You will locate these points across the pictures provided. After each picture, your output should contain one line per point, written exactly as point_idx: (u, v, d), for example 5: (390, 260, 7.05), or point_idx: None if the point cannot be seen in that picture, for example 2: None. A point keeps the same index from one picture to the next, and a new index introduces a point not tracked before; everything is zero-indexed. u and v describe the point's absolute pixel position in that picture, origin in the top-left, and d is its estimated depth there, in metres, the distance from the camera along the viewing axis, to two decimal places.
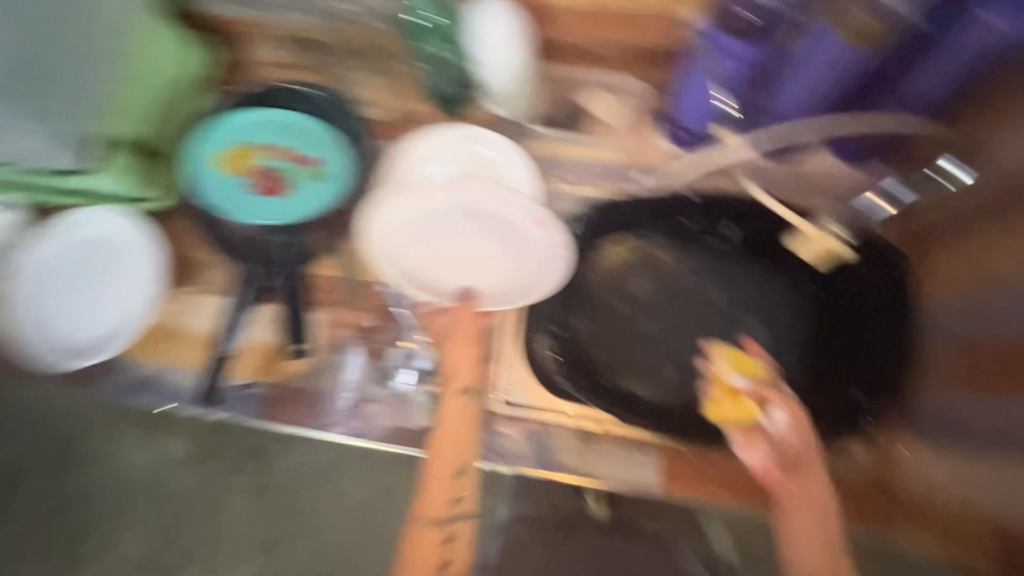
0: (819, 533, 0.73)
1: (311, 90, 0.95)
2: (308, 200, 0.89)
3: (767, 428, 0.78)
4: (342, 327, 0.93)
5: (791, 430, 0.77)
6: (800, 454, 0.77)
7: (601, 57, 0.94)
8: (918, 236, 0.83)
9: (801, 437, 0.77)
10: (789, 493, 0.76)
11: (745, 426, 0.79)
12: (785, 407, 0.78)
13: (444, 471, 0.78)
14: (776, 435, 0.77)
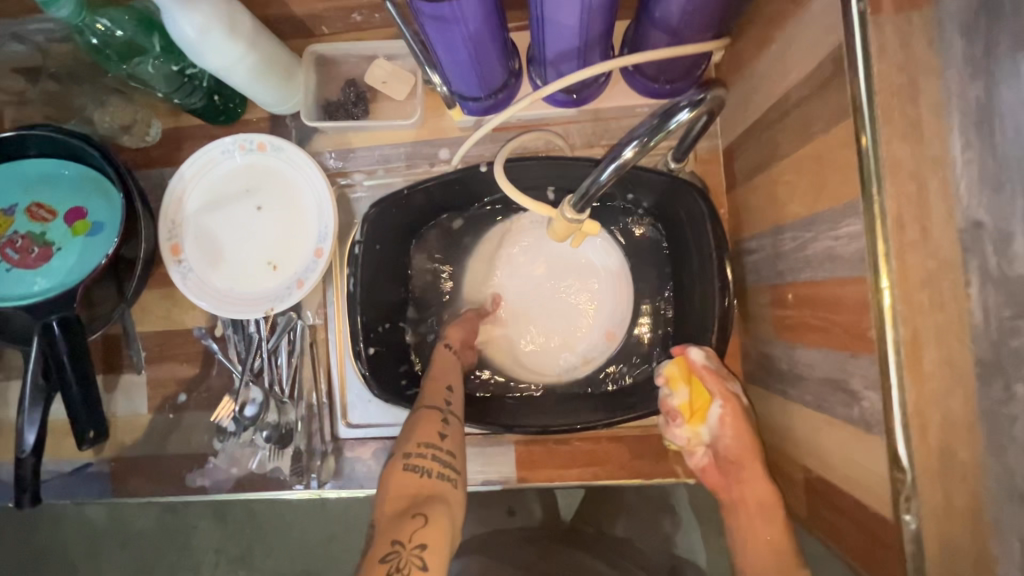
0: (770, 545, 0.63)
1: (28, 131, 0.77)
2: (76, 261, 0.81)
3: (709, 429, 0.68)
4: (166, 384, 0.86)
5: (723, 428, 0.66)
6: (741, 460, 0.65)
7: (360, 20, 0.78)
8: (736, 157, 0.71)
9: (740, 439, 0.65)
10: (733, 500, 0.66)
11: (688, 434, 0.69)
12: (727, 402, 0.66)
13: (444, 364, 0.73)
14: (717, 437, 0.67)
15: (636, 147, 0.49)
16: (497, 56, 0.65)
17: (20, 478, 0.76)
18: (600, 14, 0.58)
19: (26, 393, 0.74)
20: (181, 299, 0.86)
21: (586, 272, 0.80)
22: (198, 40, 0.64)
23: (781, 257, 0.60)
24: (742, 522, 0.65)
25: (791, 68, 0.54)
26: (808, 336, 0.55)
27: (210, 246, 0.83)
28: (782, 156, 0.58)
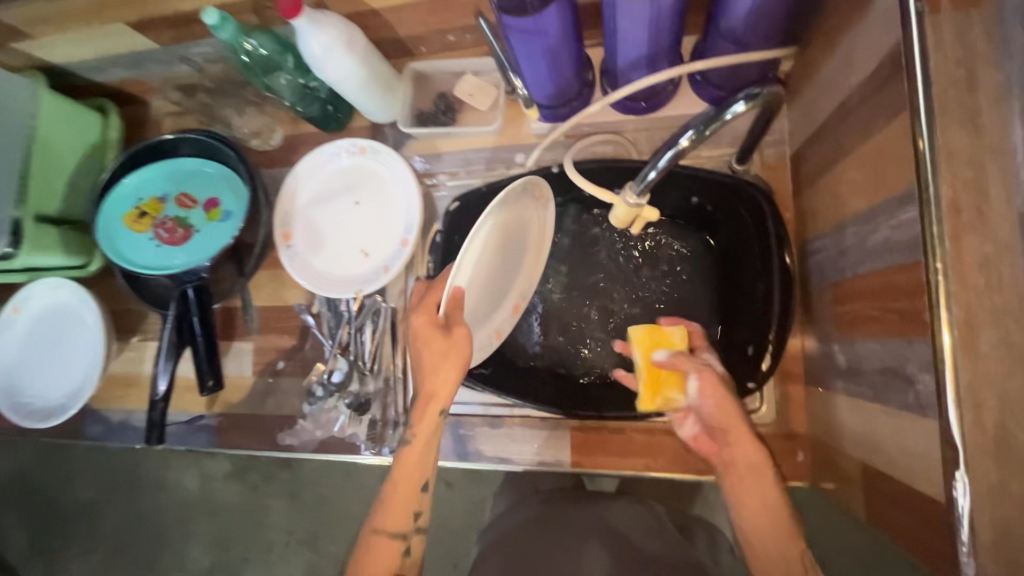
0: (765, 506, 0.61)
1: (184, 133, 0.96)
2: (209, 241, 0.97)
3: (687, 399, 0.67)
4: (268, 352, 0.98)
5: (703, 397, 0.65)
6: (725, 427, 0.64)
7: (454, 41, 0.89)
8: (804, 162, 0.73)
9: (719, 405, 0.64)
10: (725, 463, 0.64)
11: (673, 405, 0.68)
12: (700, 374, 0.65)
13: (418, 451, 0.68)
14: (698, 407, 0.65)
15: (690, 138, 0.53)
16: (570, 67, 0.72)
17: (151, 419, 0.89)
18: (665, 25, 0.63)
19: (161, 346, 0.87)
20: (287, 279, 0.99)
21: (518, 251, 0.76)
22: (321, 56, 0.77)
23: (843, 254, 0.62)
24: (735, 485, 0.63)
25: (854, 70, 0.57)
26: (866, 329, 0.56)
27: (314, 234, 0.96)
28: (845, 156, 0.60)
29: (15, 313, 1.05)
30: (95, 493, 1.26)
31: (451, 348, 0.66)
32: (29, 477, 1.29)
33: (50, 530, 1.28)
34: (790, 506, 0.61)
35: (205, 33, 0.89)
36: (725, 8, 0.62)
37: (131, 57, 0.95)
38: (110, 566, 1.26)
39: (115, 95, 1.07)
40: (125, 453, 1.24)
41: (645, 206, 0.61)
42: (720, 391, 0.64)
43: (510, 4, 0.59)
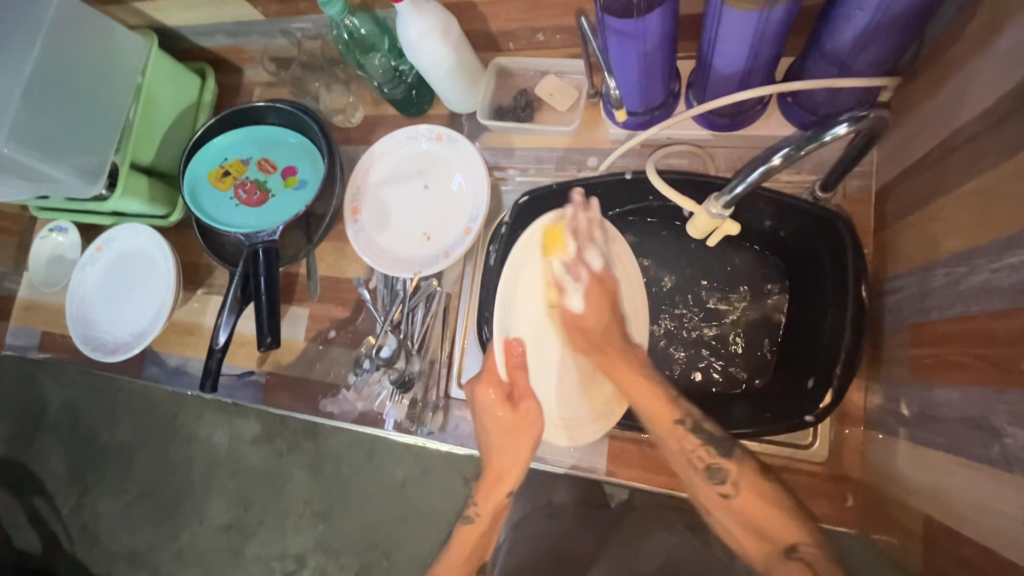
0: (645, 378, 0.70)
1: (275, 103, 1.00)
2: (283, 207, 1.01)
3: (588, 253, 0.76)
4: (322, 321, 1.02)
5: (587, 301, 0.75)
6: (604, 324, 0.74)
7: (543, 40, 0.90)
8: (892, 198, 0.70)
9: (602, 314, 0.74)
10: (604, 347, 0.73)
11: (566, 298, 0.76)
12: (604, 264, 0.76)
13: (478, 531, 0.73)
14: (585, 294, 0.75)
15: (783, 155, 0.53)
16: (662, 75, 0.72)
17: (207, 365, 0.93)
18: (770, 41, 0.62)
19: (226, 301, 0.92)
20: (349, 253, 1.02)
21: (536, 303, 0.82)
22: (416, 41, 0.79)
23: (928, 295, 0.59)
24: (622, 377, 0.71)
25: (965, 106, 0.55)
26: (947, 375, 0.54)
27: (380, 213, 0.98)
28: (943, 194, 0.58)
29: (99, 252, 1.13)
30: (135, 433, 1.32)
31: (519, 421, 0.78)
32: (77, 409, 1.37)
33: (90, 461, 1.36)
34: (673, 394, 0.70)
35: (310, 10, 0.93)
36: (831, 32, 0.61)
37: (237, 24, 1.00)
38: (137, 506, 1.31)
39: (214, 60, 1.14)
40: (168, 400, 1.31)
41: (726, 219, 0.61)
42: (598, 296, 0.74)
43: (617, 5, 0.60)
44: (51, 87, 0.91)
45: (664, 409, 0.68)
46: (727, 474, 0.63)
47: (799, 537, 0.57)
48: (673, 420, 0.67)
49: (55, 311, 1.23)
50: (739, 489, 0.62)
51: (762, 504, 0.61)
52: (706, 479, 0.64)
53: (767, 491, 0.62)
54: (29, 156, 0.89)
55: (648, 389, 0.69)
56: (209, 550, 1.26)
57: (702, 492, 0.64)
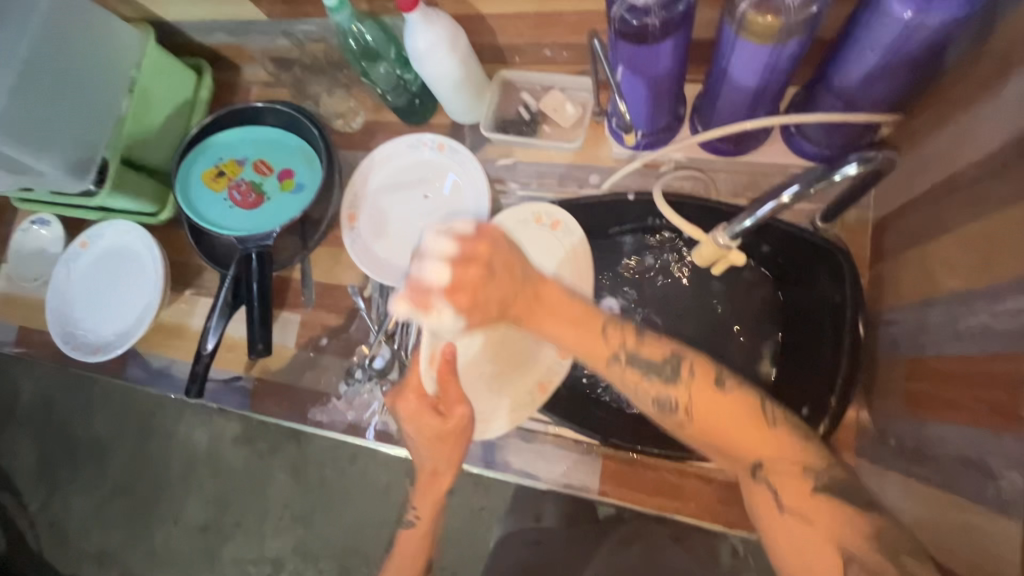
0: (572, 320, 0.57)
1: (274, 104, 0.98)
2: (279, 210, 0.99)
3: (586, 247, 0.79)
4: (315, 327, 1.00)
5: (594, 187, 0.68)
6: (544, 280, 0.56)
7: (550, 55, 0.90)
8: (890, 231, 0.71)
9: None
10: (535, 285, 0.55)
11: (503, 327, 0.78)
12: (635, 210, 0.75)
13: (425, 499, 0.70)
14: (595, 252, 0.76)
15: (792, 193, 0.57)
16: (666, 99, 0.73)
17: (194, 372, 0.90)
18: (779, 74, 0.63)
19: (217, 304, 0.90)
20: (345, 260, 1.00)
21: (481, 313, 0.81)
22: (423, 52, 0.78)
23: (924, 330, 0.60)
24: (537, 314, 0.55)
25: (965, 150, 0.56)
26: (945, 413, 0.55)
27: (378, 221, 0.97)
28: (941, 233, 0.59)
29: (84, 248, 1.10)
30: (108, 431, 1.29)
31: (450, 431, 0.67)
32: (48, 405, 1.32)
33: (62, 459, 1.31)
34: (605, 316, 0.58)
35: (315, 13, 0.92)
36: (840, 68, 0.61)
37: (238, 23, 0.98)
38: (107, 507, 1.28)
39: (213, 57, 1.11)
40: (144, 399, 1.27)
41: (733, 249, 0.64)
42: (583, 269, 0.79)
43: (629, 31, 0.60)
44: (39, 78, 0.88)
45: (589, 327, 0.57)
46: (677, 400, 0.56)
47: (766, 454, 0.56)
48: (606, 354, 0.57)
49: (35, 305, 1.20)
50: (691, 407, 0.56)
51: (740, 411, 0.56)
52: (660, 410, 0.56)
53: (726, 403, 0.56)
54: (17, 150, 0.86)
55: (580, 320, 0.57)
56: (182, 552, 1.23)
57: (651, 413, 0.57)
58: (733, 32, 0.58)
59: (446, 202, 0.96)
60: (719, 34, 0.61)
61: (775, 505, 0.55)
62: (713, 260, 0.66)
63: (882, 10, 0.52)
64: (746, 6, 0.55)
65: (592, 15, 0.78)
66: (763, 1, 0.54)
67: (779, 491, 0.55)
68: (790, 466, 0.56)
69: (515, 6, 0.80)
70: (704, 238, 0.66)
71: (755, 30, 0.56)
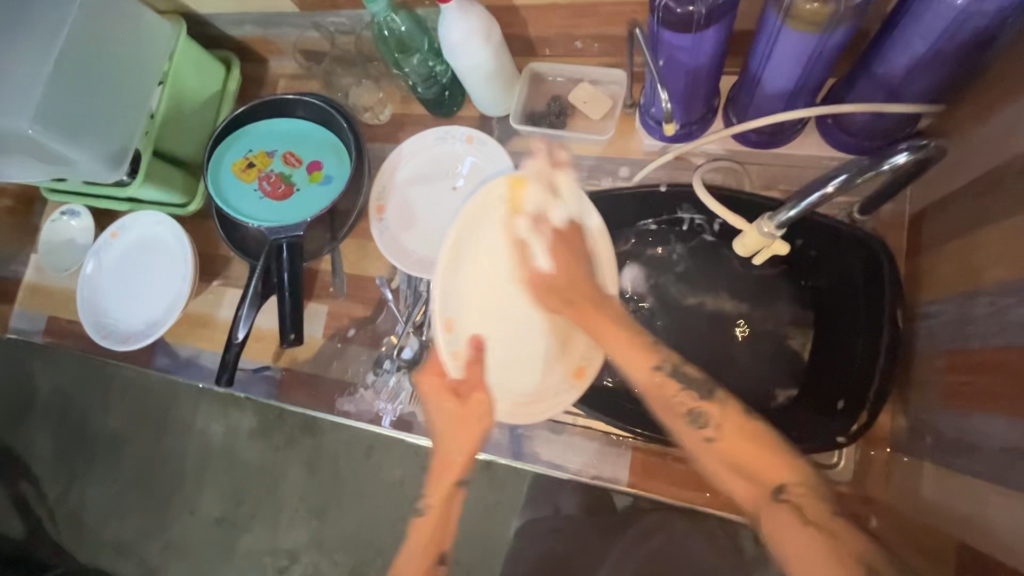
0: (624, 335, 0.67)
1: (304, 96, 0.99)
2: (308, 202, 1.00)
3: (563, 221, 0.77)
4: (341, 318, 1.01)
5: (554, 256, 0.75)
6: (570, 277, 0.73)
7: (580, 48, 0.90)
8: (928, 222, 0.71)
9: (567, 268, 0.74)
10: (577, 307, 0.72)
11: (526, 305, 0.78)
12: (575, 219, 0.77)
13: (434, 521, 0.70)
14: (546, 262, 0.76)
15: (839, 182, 0.57)
16: (704, 89, 0.72)
17: (224, 360, 0.91)
18: (821, 63, 0.62)
19: (247, 295, 0.91)
20: (372, 251, 1.01)
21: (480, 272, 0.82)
22: (457, 43, 0.78)
23: (967, 322, 0.60)
24: (590, 323, 0.70)
25: (1013, 140, 0.55)
26: (990, 404, 0.55)
27: (405, 213, 0.97)
28: (986, 223, 0.59)
29: (114, 238, 1.11)
30: (128, 421, 1.30)
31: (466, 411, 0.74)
32: (69, 394, 1.34)
33: (83, 448, 1.33)
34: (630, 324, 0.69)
35: (347, 5, 0.93)
36: (883, 56, 0.61)
37: (269, 16, 0.99)
38: (127, 495, 1.29)
39: (241, 49, 1.12)
40: (163, 389, 1.28)
41: (777, 238, 0.64)
42: (564, 249, 0.74)
43: (674, 20, 0.60)
44: (79, 69, 0.89)
45: (638, 350, 0.66)
46: (709, 417, 0.62)
47: (786, 478, 0.58)
48: (650, 367, 0.65)
49: (62, 295, 1.21)
50: (721, 430, 0.61)
51: (747, 434, 0.61)
52: (688, 424, 0.62)
53: (754, 433, 0.61)
54: (51, 138, 0.87)
55: (644, 355, 0.65)
56: (200, 542, 1.24)
57: (686, 438, 0.62)
58: (778, 19, 0.58)
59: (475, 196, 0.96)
60: (763, 22, 0.60)
61: (800, 518, 0.56)
62: (756, 250, 0.66)
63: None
64: None
65: (627, 6, 0.78)
66: None
67: (804, 513, 0.56)
68: (806, 488, 0.58)
69: None
70: (746, 228, 0.66)
71: (803, 17, 0.56)
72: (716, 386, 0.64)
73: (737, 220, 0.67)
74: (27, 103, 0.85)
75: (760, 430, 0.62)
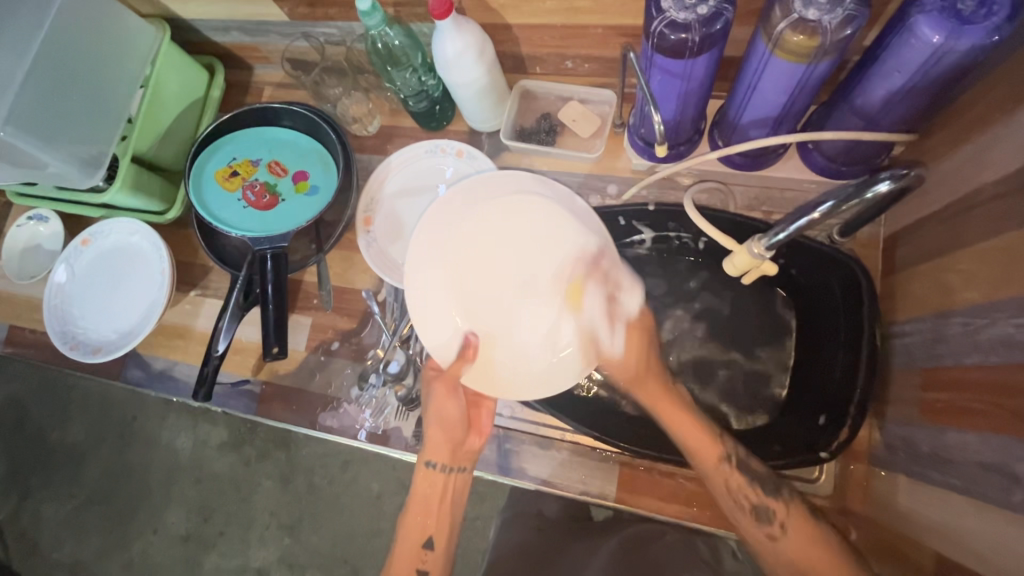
0: (690, 424, 0.71)
1: (291, 106, 0.97)
2: (295, 212, 0.98)
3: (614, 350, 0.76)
4: (325, 330, 0.99)
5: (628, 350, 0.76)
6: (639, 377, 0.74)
7: (570, 67, 0.91)
8: (902, 244, 0.74)
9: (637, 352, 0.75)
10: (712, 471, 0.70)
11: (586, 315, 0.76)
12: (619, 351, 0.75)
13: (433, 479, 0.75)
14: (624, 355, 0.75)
15: (824, 210, 0.59)
16: (691, 110, 0.75)
17: (203, 374, 0.89)
18: (804, 92, 0.65)
19: (229, 307, 0.89)
20: (358, 263, 1.00)
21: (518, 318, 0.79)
22: (452, 60, 0.78)
23: (941, 341, 0.63)
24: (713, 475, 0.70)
25: (985, 168, 0.58)
26: (965, 421, 0.57)
27: (388, 229, 0.96)
28: (958, 247, 0.61)
29: (85, 245, 1.07)
30: (85, 437, 1.24)
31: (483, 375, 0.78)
32: (21, 409, 1.27)
33: (36, 464, 1.27)
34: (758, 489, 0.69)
35: (337, 17, 0.92)
36: (862, 88, 0.65)
37: (258, 24, 0.98)
38: (83, 514, 1.23)
39: (225, 56, 1.10)
40: (123, 403, 1.23)
41: (766, 259, 0.67)
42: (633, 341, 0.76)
43: (668, 46, 0.62)
44: (54, 70, 0.86)
45: (707, 445, 0.70)
46: (775, 514, 0.67)
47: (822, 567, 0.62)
48: (719, 458, 0.70)
49: (25, 302, 1.16)
50: (787, 531, 0.66)
51: (814, 544, 0.64)
52: (755, 521, 0.68)
53: (817, 534, 0.65)
54: (28, 143, 0.84)
55: (700, 434, 0.70)
56: (161, 563, 1.19)
57: (751, 532, 0.68)
58: (766, 48, 0.60)
59: None
60: (751, 50, 0.63)
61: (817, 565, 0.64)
62: (748, 269, 0.69)
63: (911, 34, 0.55)
64: (784, 25, 0.57)
65: (618, 29, 0.80)
66: (801, 21, 0.56)
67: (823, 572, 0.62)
68: None
69: (540, 17, 0.81)
70: (737, 248, 0.69)
71: (790, 48, 0.58)
72: (782, 484, 0.70)
73: (729, 241, 0.71)
74: (0, 104, 0.82)
75: (826, 533, 0.65)
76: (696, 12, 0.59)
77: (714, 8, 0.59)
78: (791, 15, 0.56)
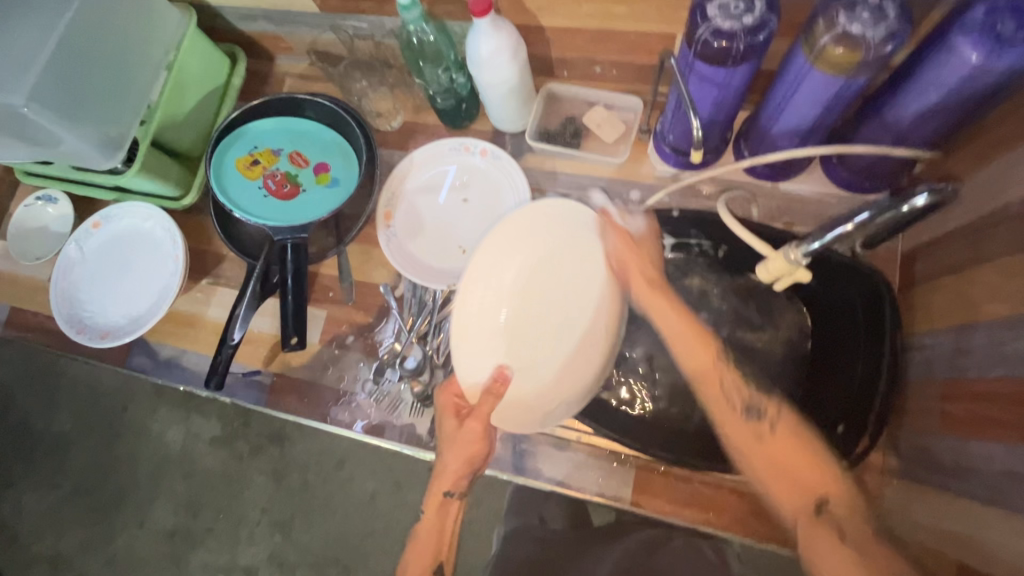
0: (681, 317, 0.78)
1: (316, 97, 0.97)
2: (315, 203, 0.97)
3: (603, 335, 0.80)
4: (339, 323, 0.98)
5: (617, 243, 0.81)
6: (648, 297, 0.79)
7: (599, 72, 0.92)
8: (923, 259, 0.75)
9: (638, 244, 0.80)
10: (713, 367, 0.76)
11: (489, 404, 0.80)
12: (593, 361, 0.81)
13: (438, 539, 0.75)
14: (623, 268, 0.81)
15: (860, 220, 0.61)
16: (724, 117, 0.75)
17: (216, 363, 0.88)
18: (839, 105, 0.66)
19: (246, 295, 0.88)
20: (376, 258, 0.99)
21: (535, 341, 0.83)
22: (487, 59, 0.79)
23: (965, 354, 0.64)
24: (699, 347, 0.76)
25: (1013, 186, 0.59)
26: (989, 433, 0.58)
27: (409, 224, 0.96)
28: (980, 263, 0.63)
29: (97, 228, 1.06)
30: (77, 424, 1.21)
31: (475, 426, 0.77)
32: (9, 393, 1.24)
33: (24, 451, 1.23)
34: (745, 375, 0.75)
35: (369, 11, 0.92)
36: (896, 103, 0.66)
37: (287, 14, 0.98)
38: (70, 504, 1.20)
39: (248, 44, 1.10)
40: (118, 391, 1.20)
41: (801, 265, 0.68)
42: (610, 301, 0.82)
43: (711, 53, 0.64)
44: (80, 49, 0.86)
45: (700, 342, 0.77)
46: (765, 411, 0.72)
47: (829, 491, 0.67)
48: (712, 360, 0.76)
49: (25, 284, 1.13)
50: (774, 429, 0.71)
51: (795, 447, 0.69)
52: (744, 419, 0.72)
53: (800, 447, 0.70)
54: (48, 120, 0.83)
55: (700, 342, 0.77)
56: (148, 557, 1.16)
57: (739, 434, 0.71)
58: (807, 59, 0.62)
59: (497, 209, 0.95)
60: (790, 61, 0.64)
61: (839, 537, 0.63)
62: (779, 275, 0.70)
63: (951, 52, 0.56)
64: (828, 38, 0.58)
65: (652, 36, 0.81)
66: (845, 35, 0.57)
67: (843, 532, 0.63)
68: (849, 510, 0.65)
69: (575, 20, 0.82)
70: (771, 254, 0.70)
71: (832, 60, 0.60)
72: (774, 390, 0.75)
73: (763, 247, 0.72)
74: (24, 80, 0.82)
75: (812, 443, 0.70)
76: (741, 21, 0.60)
77: (760, 18, 0.60)
78: (836, 28, 0.57)
